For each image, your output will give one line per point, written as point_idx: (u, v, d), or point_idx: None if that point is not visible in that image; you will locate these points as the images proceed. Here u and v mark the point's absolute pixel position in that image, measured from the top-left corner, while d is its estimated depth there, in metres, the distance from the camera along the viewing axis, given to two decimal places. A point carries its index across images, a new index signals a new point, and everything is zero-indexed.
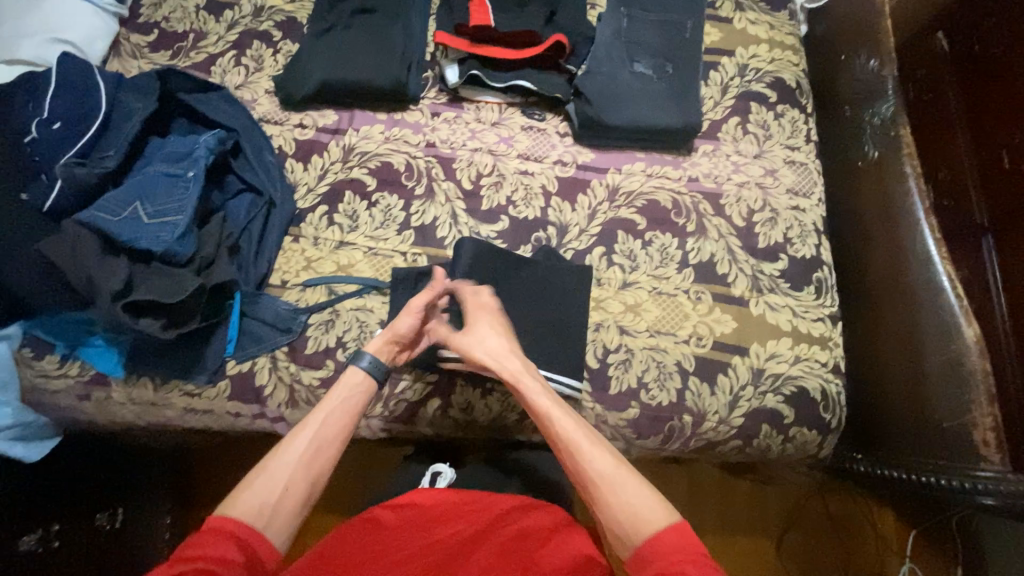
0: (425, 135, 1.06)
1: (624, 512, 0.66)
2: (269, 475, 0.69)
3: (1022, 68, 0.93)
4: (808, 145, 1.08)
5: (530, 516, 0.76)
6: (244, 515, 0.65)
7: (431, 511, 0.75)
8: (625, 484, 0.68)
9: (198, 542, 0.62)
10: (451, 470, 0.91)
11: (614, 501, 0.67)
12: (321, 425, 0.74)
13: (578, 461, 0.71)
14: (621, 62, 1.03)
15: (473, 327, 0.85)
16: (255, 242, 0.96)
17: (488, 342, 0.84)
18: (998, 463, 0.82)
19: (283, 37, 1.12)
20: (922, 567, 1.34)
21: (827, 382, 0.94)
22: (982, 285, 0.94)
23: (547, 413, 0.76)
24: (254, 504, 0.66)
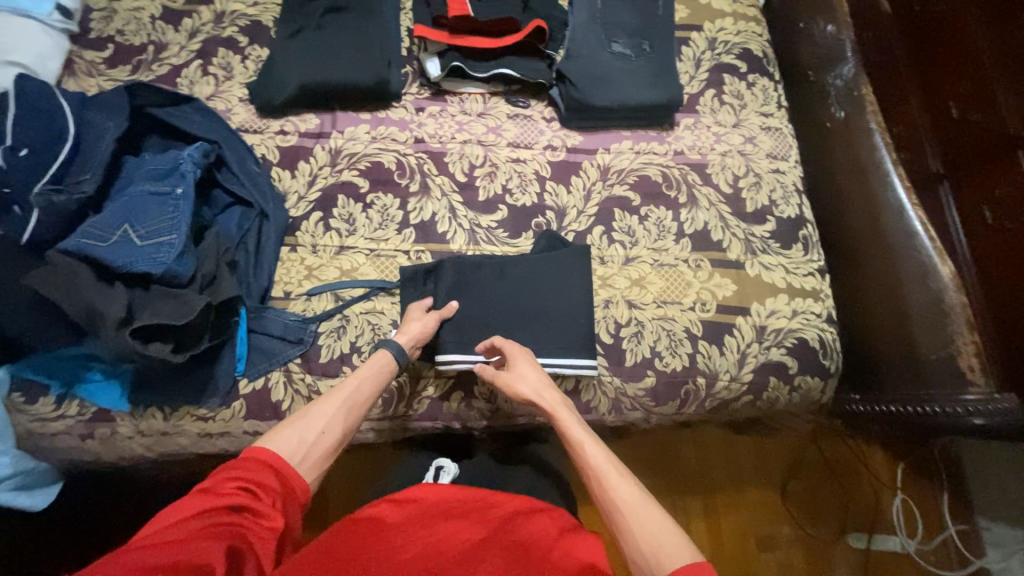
0: (413, 132, 1.05)
1: (647, 542, 0.62)
2: (305, 420, 0.71)
3: (965, 21, 1.01)
4: (780, 111, 1.13)
5: (537, 520, 0.75)
6: (280, 451, 0.67)
7: (437, 505, 0.75)
8: (651, 519, 0.64)
9: (237, 466, 0.62)
10: (455, 466, 0.92)
11: (639, 532, 0.63)
12: (352, 391, 0.77)
13: (605, 491, 0.68)
14: (599, 44, 1.05)
15: (518, 371, 0.84)
16: (253, 255, 0.93)
17: (528, 385, 0.82)
18: (984, 386, 0.90)
19: (251, 42, 1.08)
20: (912, 496, 1.44)
21: (823, 331, 1.00)
22: (947, 226, 1.02)
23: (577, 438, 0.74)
24: (290, 443, 0.68)
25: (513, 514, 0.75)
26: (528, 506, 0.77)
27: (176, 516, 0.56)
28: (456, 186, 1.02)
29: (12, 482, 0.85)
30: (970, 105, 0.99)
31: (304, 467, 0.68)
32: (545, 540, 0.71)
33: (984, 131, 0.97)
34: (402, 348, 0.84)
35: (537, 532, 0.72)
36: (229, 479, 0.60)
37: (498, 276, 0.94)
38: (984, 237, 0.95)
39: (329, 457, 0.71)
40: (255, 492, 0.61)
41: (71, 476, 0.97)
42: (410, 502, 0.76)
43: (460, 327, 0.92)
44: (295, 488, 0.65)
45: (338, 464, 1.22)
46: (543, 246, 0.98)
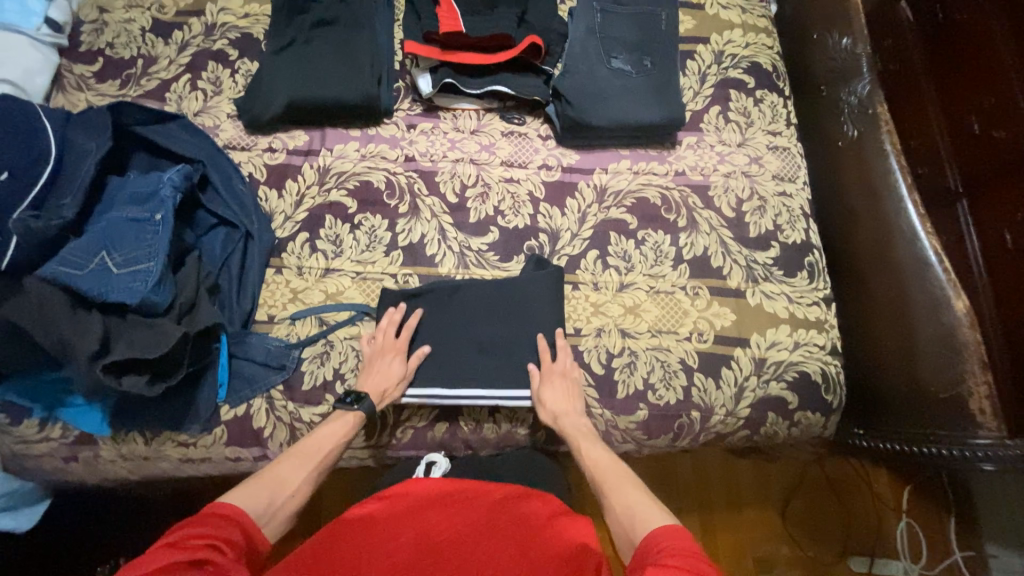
0: (403, 149, 1.02)
1: (625, 516, 0.69)
2: (275, 482, 0.72)
3: (988, 35, 0.95)
4: (788, 129, 1.08)
5: (530, 503, 0.74)
6: (248, 510, 0.67)
7: (426, 496, 0.75)
8: (629, 497, 0.70)
9: (196, 521, 0.60)
10: (445, 460, 0.90)
11: (618, 512, 0.69)
12: (314, 446, 0.78)
13: (595, 474, 0.76)
14: (598, 59, 1.01)
15: (546, 396, 0.86)
16: (236, 280, 0.90)
17: (549, 404, 0.86)
18: (996, 429, 0.86)
19: (241, 55, 1.06)
20: (917, 517, 1.40)
21: (826, 364, 0.96)
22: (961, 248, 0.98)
23: (579, 438, 0.82)
24: (258, 503, 0.68)
25: (504, 499, 0.75)
26: (516, 492, 0.77)
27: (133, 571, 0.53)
28: (447, 205, 1.00)
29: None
30: (992, 121, 0.94)
31: (270, 527, 0.68)
32: (536, 523, 0.70)
33: (1007, 150, 0.92)
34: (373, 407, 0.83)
35: (529, 513, 0.72)
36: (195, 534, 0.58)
37: (488, 303, 0.92)
38: (1001, 261, 0.90)
39: (287, 520, 0.72)
40: (223, 544, 0.59)
41: (59, 493, 0.98)
42: (398, 498, 0.74)
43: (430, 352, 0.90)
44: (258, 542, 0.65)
45: (328, 481, 1.21)
46: (529, 272, 0.94)
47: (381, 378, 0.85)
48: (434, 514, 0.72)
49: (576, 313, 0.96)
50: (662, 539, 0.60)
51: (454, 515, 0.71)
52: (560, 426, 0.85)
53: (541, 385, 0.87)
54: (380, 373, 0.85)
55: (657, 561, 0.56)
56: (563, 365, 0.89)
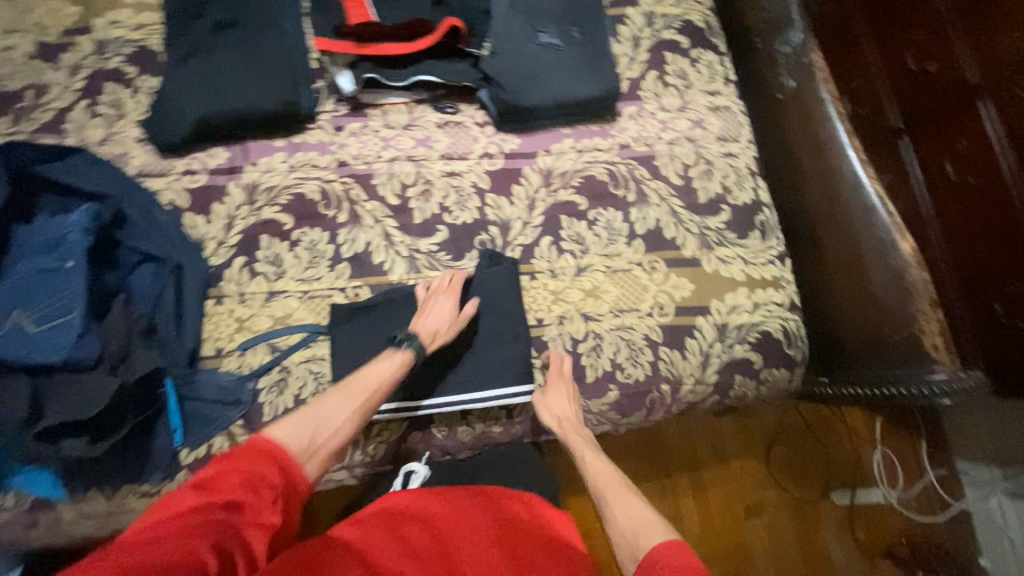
0: (334, 155, 0.96)
1: (629, 528, 0.69)
2: (320, 419, 0.70)
3: None
4: (727, 87, 1.06)
5: (512, 504, 0.76)
6: (290, 444, 0.65)
7: (408, 511, 0.70)
8: (633, 509, 0.71)
9: (241, 452, 0.61)
10: (424, 467, 0.89)
11: (622, 522, 0.70)
12: (362, 390, 0.76)
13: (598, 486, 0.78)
14: (524, 34, 0.96)
15: (549, 400, 0.87)
16: (172, 318, 0.85)
17: (547, 406, 0.87)
18: (949, 364, 0.88)
19: (141, 73, 0.97)
20: (891, 447, 1.47)
21: (786, 320, 0.97)
22: (905, 186, 0.99)
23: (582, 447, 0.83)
24: (300, 439, 0.66)
25: (488, 497, 0.76)
26: (500, 493, 0.78)
27: (166, 504, 0.55)
28: (391, 207, 0.95)
29: None
30: (926, 55, 0.94)
31: (311, 465, 0.66)
32: (520, 520, 0.73)
33: (940, 84, 0.92)
34: (423, 346, 0.83)
35: (511, 515, 0.73)
36: (237, 470, 0.58)
37: None
38: (948, 195, 0.92)
39: (326, 459, 0.69)
40: (262, 479, 0.59)
41: (28, 561, 0.93)
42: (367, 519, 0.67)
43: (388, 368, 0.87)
44: (298, 480, 0.63)
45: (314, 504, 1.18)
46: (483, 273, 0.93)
47: (436, 318, 0.86)
48: (415, 527, 0.67)
49: (536, 303, 0.94)
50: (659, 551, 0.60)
51: (437, 529, 0.67)
52: (563, 433, 0.85)
53: (545, 390, 0.88)
54: (435, 309, 0.86)
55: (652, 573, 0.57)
56: (558, 370, 0.89)
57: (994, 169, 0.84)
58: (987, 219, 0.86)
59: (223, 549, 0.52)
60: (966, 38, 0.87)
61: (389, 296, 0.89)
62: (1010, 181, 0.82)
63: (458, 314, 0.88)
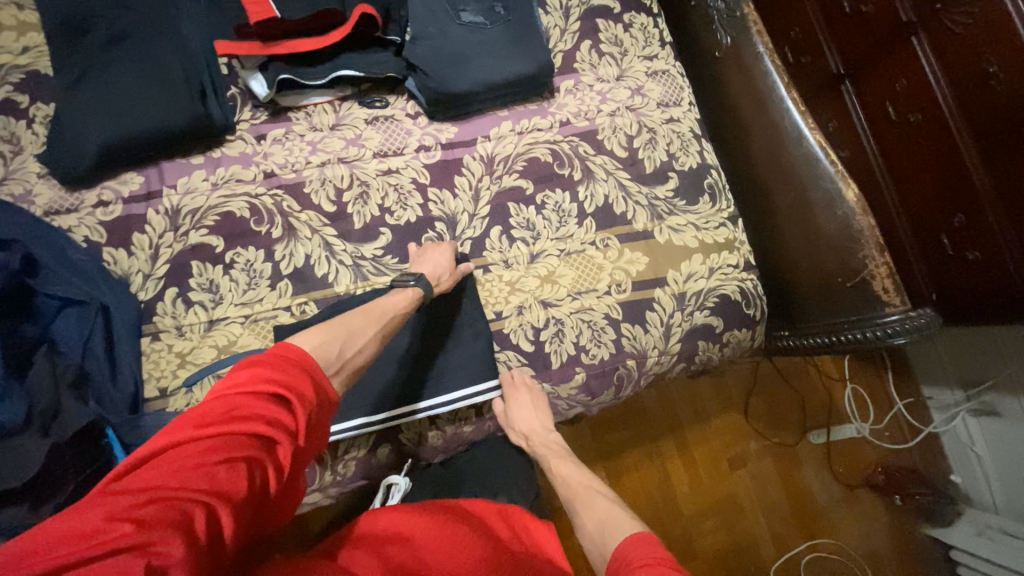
0: (259, 166, 0.90)
1: (596, 530, 0.72)
2: (345, 334, 0.65)
3: None
4: (664, 50, 1.03)
5: (497, 521, 0.73)
6: (316, 358, 0.58)
7: (389, 535, 0.65)
8: (604, 515, 0.73)
9: (261, 362, 0.52)
10: (405, 478, 0.88)
11: (591, 528, 0.73)
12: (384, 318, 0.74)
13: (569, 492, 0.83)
14: (446, 15, 0.91)
15: (512, 416, 0.88)
16: (106, 363, 0.79)
17: (514, 418, 0.88)
18: (901, 305, 0.91)
19: (33, 100, 0.89)
20: (860, 382, 1.53)
21: (742, 281, 0.98)
22: (850, 130, 0.99)
23: (550, 457, 0.89)
24: (326, 353, 0.60)
25: (475, 514, 0.73)
26: (489, 510, 0.75)
27: (175, 426, 0.46)
28: (328, 215, 0.90)
29: None
30: None
31: (337, 378, 0.62)
32: (505, 537, 0.71)
33: (875, 23, 0.92)
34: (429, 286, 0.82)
35: (497, 533, 0.71)
36: (261, 383, 0.50)
37: None
38: (891, 135, 0.92)
39: (350, 377, 0.65)
40: (291, 395, 0.51)
41: None
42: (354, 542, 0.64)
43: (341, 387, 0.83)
44: (325, 396, 0.56)
45: None
46: None
47: (436, 265, 0.85)
48: (397, 551, 0.62)
49: (493, 296, 0.92)
50: (629, 546, 0.61)
51: (420, 546, 0.64)
52: (531, 446, 0.89)
53: (506, 407, 0.89)
54: (434, 258, 0.86)
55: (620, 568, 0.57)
56: (523, 380, 0.89)
57: (931, 104, 0.84)
58: (930, 154, 0.86)
59: (249, 480, 0.45)
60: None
61: (338, 307, 0.85)
62: (948, 115, 0.82)
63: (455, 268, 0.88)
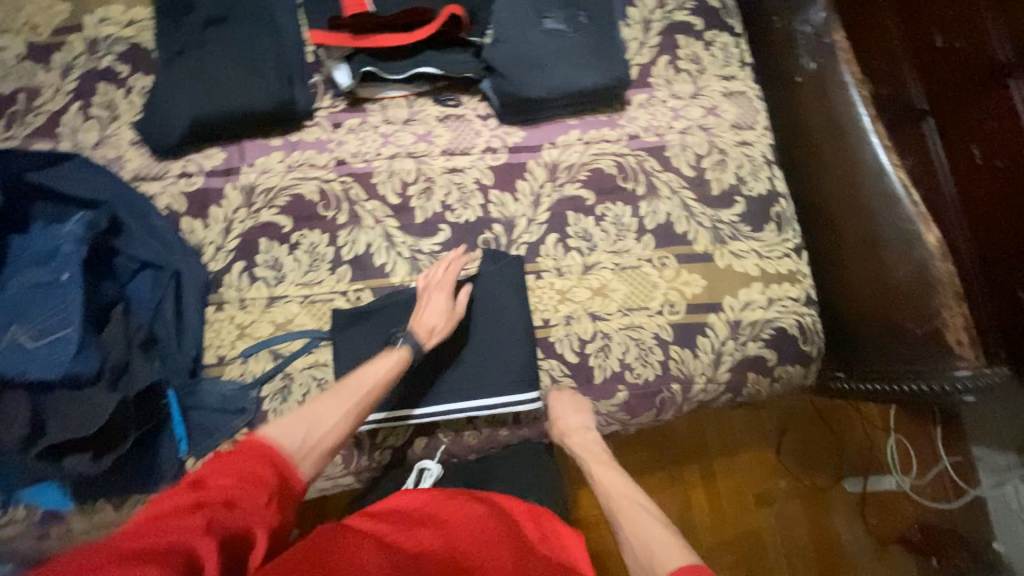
0: (332, 153, 0.93)
1: (638, 546, 0.66)
2: (312, 419, 0.68)
3: None
4: (744, 71, 1.01)
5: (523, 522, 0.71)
6: (281, 446, 0.63)
7: (417, 513, 0.66)
8: (648, 529, 0.68)
9: (233, 452, 0.59)
10: (437, 464, 0.87)
11: (635, 541, 0.67)
12: (359, 388, 0.74)
13: (608, 495, 0.77)
14: (530, 20, 0.91)
15: (557, 412, 0.89)
16: (173, 327, 0.83)
17: (556, 418, 0.89)
18: (973, 360, 0.84)
19: (133, 72, 0.95)
20: (905, 433, 1.44)
21: (802, 316, 0.94)
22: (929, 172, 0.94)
23: (589, 460, 0.84)
24: (293, 437, 0.64)
25: (499, 512, 0.70)
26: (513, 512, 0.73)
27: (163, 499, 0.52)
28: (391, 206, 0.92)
29: None
30: (954, 32, 0.89)
31: (305, 465, 0.64)
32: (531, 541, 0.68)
33: (969, 61, 0.87)
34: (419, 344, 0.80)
35: (523, 534, 0.68)
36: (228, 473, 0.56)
37: None
38: (972, 180, 0.88)
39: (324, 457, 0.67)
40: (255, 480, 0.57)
41: None
42: (385, 516, 0.66)
43: None
44: (291, 483, 0.60)
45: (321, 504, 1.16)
46: (486, 270, 0.89)
47: (433, 314, 0.82)
48: (421, 531, 0.63)
49: (542, 303, 0.91)
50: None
51: (445, 530, 0.64)
52: (569, 446, 0.87)
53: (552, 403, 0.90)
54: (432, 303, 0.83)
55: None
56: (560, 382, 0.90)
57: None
58: (1016, 201, 0.81)
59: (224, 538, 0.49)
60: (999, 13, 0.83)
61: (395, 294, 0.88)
62: None
63: (453, 308, 0.84)
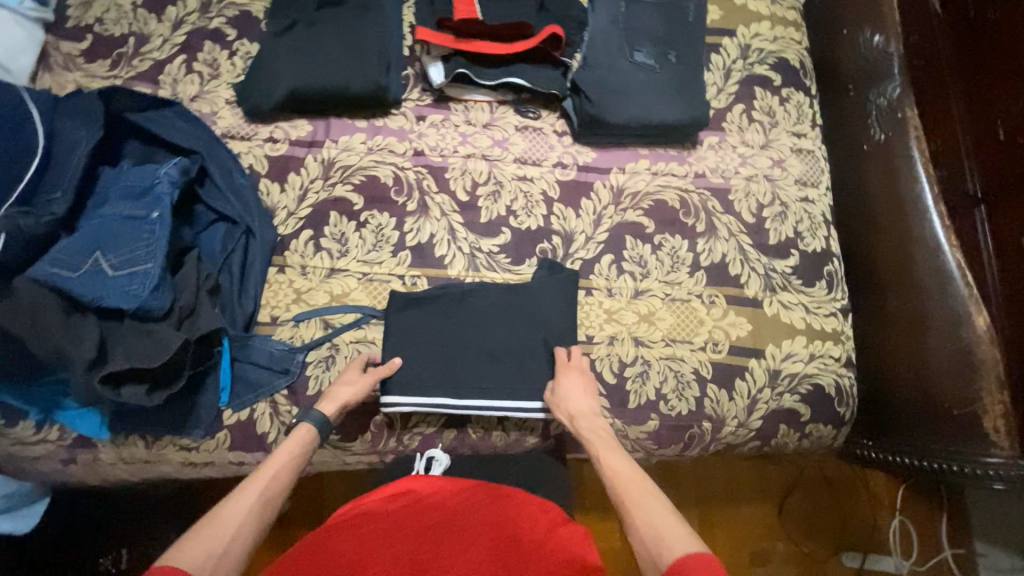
0: (412, 143, 0.97)
1: (647, 536, 0.62)
2: (222, 523, 0.61)
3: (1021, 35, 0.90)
4: (814, 131, 1.04)
5: (526, 511, 0.70)
6: (184, 566, 0.55)
7: (426, 495, 0.72)
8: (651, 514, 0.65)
9: None
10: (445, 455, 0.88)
11: (640, 526, 0.64)
12: (271, 477, 0.69)
13: (615, 484, 0.71)
14: (621, 51, 0.96)
15: (563, 393, 0.83)
16: (236, 279, 0.87)
17: (563, 393, 0.83)
18: (1008, 449, 0.84)
19: (239, 36, 0.99)
20: (909, 516, 1.38)
21: (840, 376, 0.94)
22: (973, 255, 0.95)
23: (595, 443, 0.77)
24: (198, 555, 0.57)
25: (498, 500, 0.72)
26: (513, 501, 0.72)
27: None
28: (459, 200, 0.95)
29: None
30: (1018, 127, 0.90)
31: None
32: (535, 535, 0.66)
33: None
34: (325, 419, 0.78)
35: (525, 526, 0.67)
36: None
37: (498, 308, 0.89)
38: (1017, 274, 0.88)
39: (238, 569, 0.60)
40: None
41: (58, 492, 0.94)
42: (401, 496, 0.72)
43: (422, 364, 0.86)
44: None
45: (327, 481, 1.16)
46: (541, 277, 0.91)
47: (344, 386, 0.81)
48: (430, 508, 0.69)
49: (588, 320, 0.92)
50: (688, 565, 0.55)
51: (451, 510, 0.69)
52: (575, 428, 0.81)
53: (557, 381, 0.85)
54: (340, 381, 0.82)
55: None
56: (577, 360, 0.86)
57: None
58: None
59: None
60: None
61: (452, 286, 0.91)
62: None
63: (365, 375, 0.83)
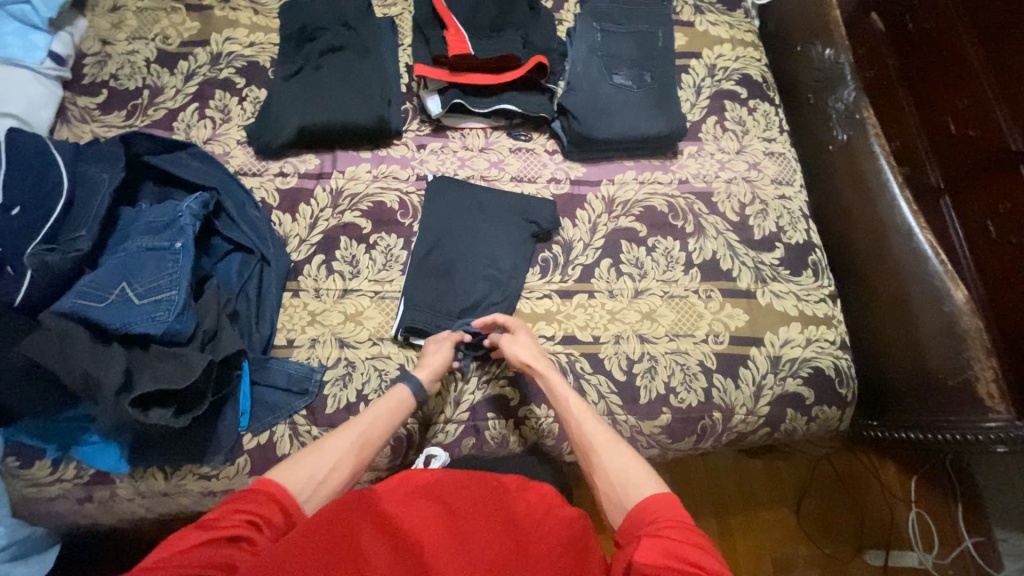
0: (414, 169, 1.03)
1: (619, 481, 0.69)
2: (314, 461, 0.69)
3: (954, 36, 1.00)
4: (783, 135, 1.13)
5: (526, 496, 0.65)
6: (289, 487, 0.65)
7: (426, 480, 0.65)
8: (621, 458, 0.71)
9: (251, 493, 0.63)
10: (444, 453, 0.87)
11: (609, 467, 0.71)
12: (367, 426, 0.76)
13: (582, 434, 0.76)
14: (600, 76, 1.07)
15: (512, 344, 0.87)
16: (255, 305, 0.91)
17: (524, 351, 0.86)
18: (1005, 413, 0.87)
19: (248, 83, 1.07)
20: (927, 509, 1.31)
21: (838, 358, 0.98)
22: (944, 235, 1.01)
23: (556, 390, 0.82)
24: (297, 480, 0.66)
25: (500, 488, 0.65)
26: (512, 482, 0.66)
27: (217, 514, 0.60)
28: (484, 216, 1.00)
29: (7, 553, 0.82)
30: (967, 120, 0.98)
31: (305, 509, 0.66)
32: (529, 521, 0.61)
33: (981, 150, 0.96)
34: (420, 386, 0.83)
35: (522, 510, 0.62)
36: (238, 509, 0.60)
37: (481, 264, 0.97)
38: (989, 251, 0.93)
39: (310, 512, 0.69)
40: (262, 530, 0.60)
41: (66, 539, 0.92)
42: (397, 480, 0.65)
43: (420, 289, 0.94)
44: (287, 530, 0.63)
45: None
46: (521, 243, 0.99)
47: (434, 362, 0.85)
48: (426, 497, 0.62)
49: (593, 321, 0.96)
50: (655, 511, 0.63)
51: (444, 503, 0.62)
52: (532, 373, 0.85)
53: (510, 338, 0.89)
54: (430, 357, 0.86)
55: (653, 532, 0.59)
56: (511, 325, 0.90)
57: None
58: None
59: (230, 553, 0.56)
60: (1005, 105, 0.92)
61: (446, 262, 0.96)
62: None
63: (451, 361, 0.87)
